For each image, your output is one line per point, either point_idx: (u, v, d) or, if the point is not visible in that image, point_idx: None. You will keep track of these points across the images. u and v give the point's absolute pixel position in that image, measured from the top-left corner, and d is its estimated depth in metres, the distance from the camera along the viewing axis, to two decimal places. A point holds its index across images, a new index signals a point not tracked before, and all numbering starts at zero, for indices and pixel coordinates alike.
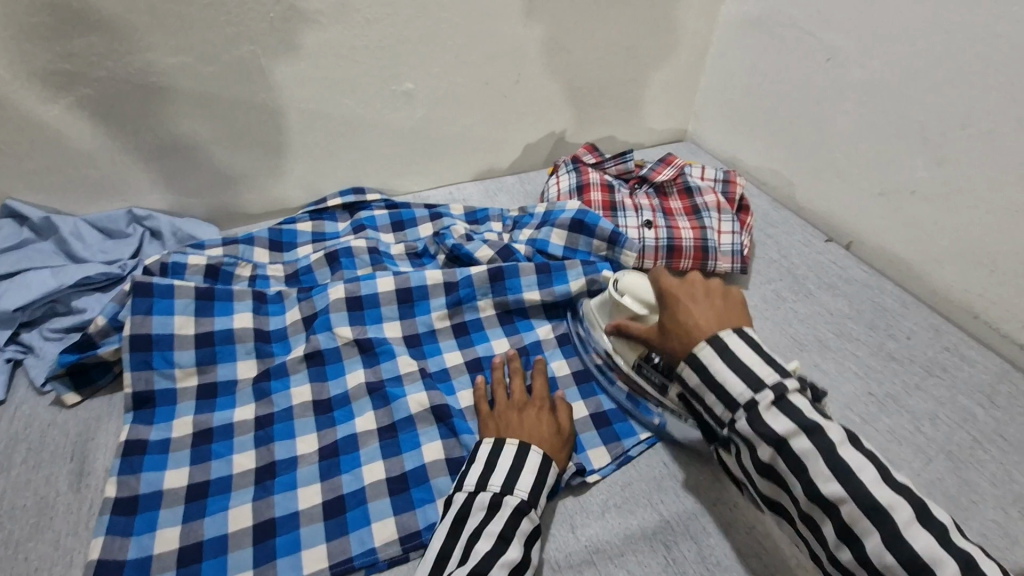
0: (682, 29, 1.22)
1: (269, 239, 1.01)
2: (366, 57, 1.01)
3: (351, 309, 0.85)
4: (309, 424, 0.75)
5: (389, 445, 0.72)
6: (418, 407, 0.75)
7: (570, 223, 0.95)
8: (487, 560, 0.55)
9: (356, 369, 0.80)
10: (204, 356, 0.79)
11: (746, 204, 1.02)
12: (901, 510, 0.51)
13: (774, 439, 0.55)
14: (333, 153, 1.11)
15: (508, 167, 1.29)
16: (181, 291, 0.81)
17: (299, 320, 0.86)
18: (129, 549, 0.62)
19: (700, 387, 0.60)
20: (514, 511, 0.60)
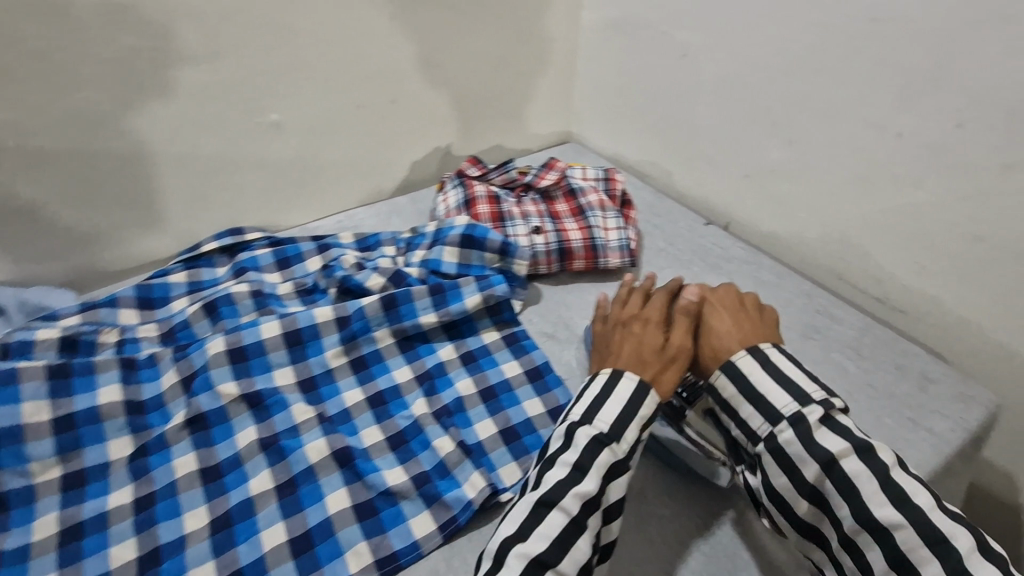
0: (549, 36, 1.25)
1: (136, 297, 0.92)
2: (221, 91, 0.95)
3: (234, 362, 0.79)
4: (198, 496, 0.69)
5: (289, 502, 0.68)
6: (318, 455, 0.71)
7: (460, 239, 0.94)
8: (556, 492, 0.59)
9: (246, 426, 0.75)
10: (66, 442, 0.71)
11: (629, 199, 1.05)
12: (963, 539, 0.54)
13: (827, 457, 0.59)
14: (201, 196, 1.03)
15: (398, 188, 1.24)
16: (28, 374, 0.73)
17: (177, 382, 0.78)
18: None
19: (736, 398, 0.66)
20: (590, 445, 0.62)
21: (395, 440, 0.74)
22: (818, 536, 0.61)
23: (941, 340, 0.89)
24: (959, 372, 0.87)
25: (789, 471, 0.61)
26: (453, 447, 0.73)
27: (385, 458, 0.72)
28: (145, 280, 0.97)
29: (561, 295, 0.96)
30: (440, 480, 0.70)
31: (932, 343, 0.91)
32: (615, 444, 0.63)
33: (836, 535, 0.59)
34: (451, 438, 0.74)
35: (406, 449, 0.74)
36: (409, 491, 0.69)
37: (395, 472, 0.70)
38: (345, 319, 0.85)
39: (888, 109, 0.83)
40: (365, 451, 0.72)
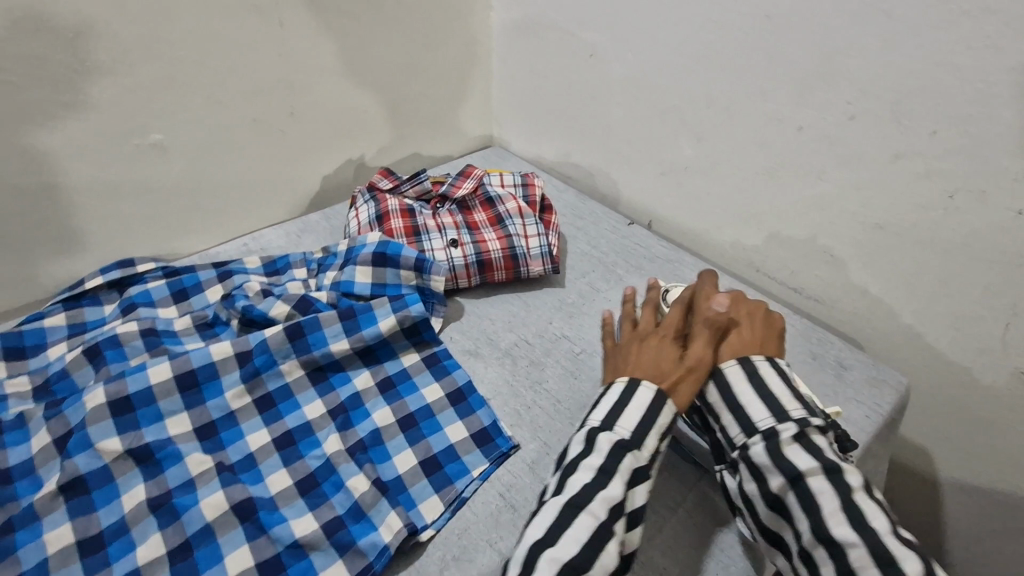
0: (459, 39, 1.21)
1: (4, 348, 0.82)
2: (88, 112, 0.86)
3: (118, 415, 0.71)
4: (76, 573, 0.61)
5: (183, 569, 0.62)
6: (215, 512, 0.65)
7: (371, 257, 0.89)
8: (586, 495, 0.59)
9: (133, 487, 0.67)
10: None
11: (549, 204, 1.03)
12: (912, 563, 0.52)
13: (793, 472, 0.59)
14: (79, 229, 0.93)
15: (309, 204, 1.17)
16: None
17: (49, 443, 0.70)
18: None
19: (719, 404, 0.67)
20: (614, 453, 0.62)
21: (306, 484, 0.69)
22: (781, 545, 0.60)
23: (854, 326, 0.92)
24: (871, 357, 0.90)
25: (756, 478, 0.61)
26: (369, 485, 0.68)
27: (294, 506, 0.67)
28: (17, 326, 0.87)
29: (482, 308, 0.93)
30: (355, 524, 0.65)
31: (846, 329, 0.93)
32: (637, 452, 0.63)
33: (794, 544, 0.58)
34: (366, 476, 0.69)
35: (318, 493, 0.68)
36: (320, 541, 0.64)
37: (304, 521, 0.65)
38: (246, 354, 0.78)
39: (788, 104, 0.84)
40: (271, 501, 0.67)
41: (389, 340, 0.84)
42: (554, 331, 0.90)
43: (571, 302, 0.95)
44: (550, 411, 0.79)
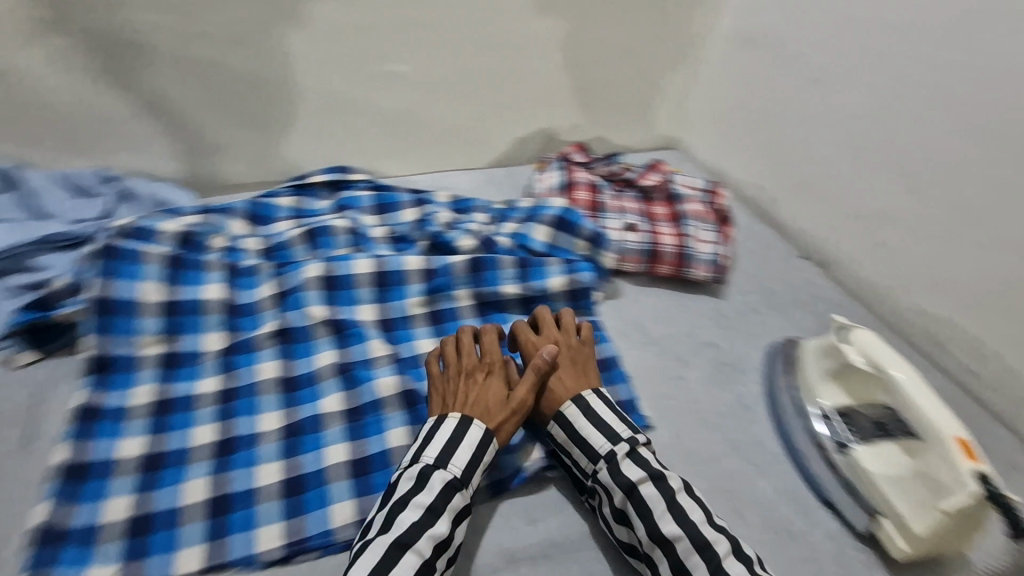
0: (679, 38, 1.24)
1: (247, 210, 0.97)
2: (360, 34, 0.97)
3: (326, 289, 0.84)
4: (274, 401, 0.74)
5: (353, 427, 0.72)
6: (386, 391, 0.75)
7: (553, 220, 0.94)
8: (412, 533, 0.56)
9: (324, 350, 0.79)
10: (172, 325, 0.78)
11: (728, 216, 1.03)
12: (722, 543, 0.58)
13: (627, 485, 0.62)
14: (322, 131, 1.06)
15: (496, 159, 1.25)
16: (149, 257, 0.80)
17: (273, 296, 0.84)
18: (74, 516, 0.60)
19: (566, 443, 0.68)
20: (445, 488, 0.60)
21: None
22: (636, 557, 0.62)
23: None
24: None
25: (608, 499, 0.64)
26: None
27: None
28: (256, 197, 1.02)
29: (639, 294, 0.96)
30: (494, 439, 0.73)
31: None
32: (466, 490, 0.62)
33: (640, 551, 0.61)
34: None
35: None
36: None
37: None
38: (430, 272, 0.88)
39: None
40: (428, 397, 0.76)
41: (551, 297, 0.90)
42: (704, 337, 0.91)
43: (726, 316, 0.95)
44: (686, 408, 0.80)
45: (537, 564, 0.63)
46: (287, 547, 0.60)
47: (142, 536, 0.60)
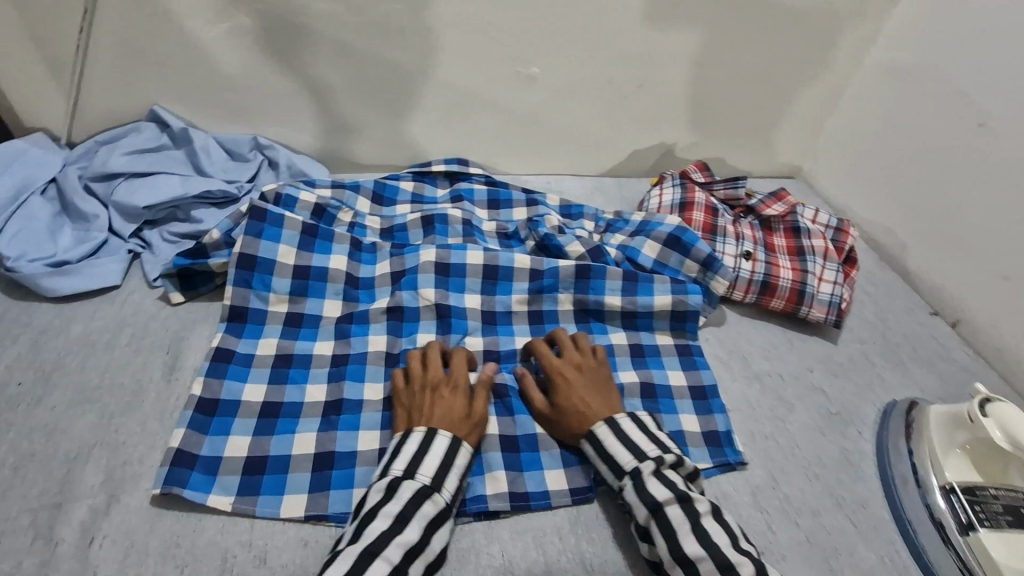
0: (824, 65, 1.17)
1: (373, 190, 1.03)
2: (501, 35, 1.00)
3: (438, 274, 0.86)
4: (379, 372, 0.77)
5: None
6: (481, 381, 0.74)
7: (666, 237, 0.93)
8: (381, 541, 0.55)
9: (428, 333, 0.82)
10: (298, 287, 0.82)
11: (854, 258, 0.97)
12: (745, 566, 0.56)
13: (651, 503, 0.60)
14: (447, 123, 1.10)
15: (608, 169, 1.25)
16: (289, 223, 0.84)
17: (388, 275, 0.87)
18: (202, 446, 0.66)
19: (596, 458, 0.66)
20: (414, 496, 0.59)
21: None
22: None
23: None
24: None
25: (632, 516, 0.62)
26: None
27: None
28: (381, 178, 1.08)
29: (744, 325, 0.92)
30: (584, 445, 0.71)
31: None
32: (438, 496, 0.60)
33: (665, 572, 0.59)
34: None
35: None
36: (552, 444, 0.71)
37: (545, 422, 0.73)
38: (538, 272, 0.88)
39: None
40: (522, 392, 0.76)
41: (655, 315, 0.87)
42: (812, 381, 0.85)
43: (840, 362, 0.89)
44: (784, 452, 0.75)
45: None
46: None
47: (257, 476, 0.65)
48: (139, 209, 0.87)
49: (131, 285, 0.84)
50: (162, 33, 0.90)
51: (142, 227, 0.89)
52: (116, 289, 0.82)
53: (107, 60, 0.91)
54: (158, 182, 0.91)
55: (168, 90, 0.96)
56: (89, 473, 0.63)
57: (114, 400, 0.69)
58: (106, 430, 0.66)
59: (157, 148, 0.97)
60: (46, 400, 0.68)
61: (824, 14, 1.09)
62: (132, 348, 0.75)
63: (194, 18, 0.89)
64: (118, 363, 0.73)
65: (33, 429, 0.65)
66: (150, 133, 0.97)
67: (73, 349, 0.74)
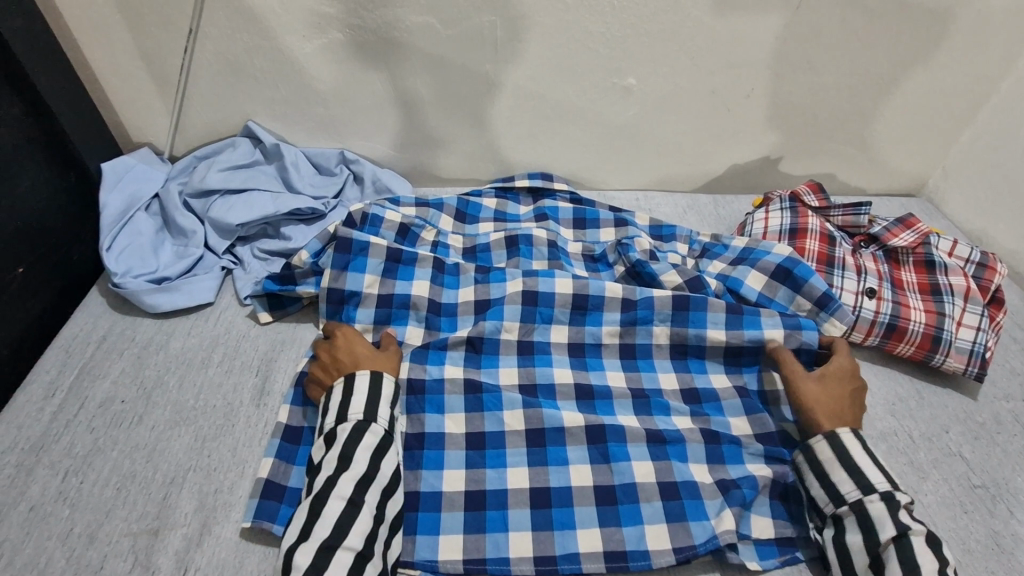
0: (966, 69, 1.03)
1: (456, 207, 1.00)
2: (599, 44, 0.93)
3: (525, 303, 0.79)
4: (459, 402, 0.72)
5: (537, 454, 0.68)
6: (571, 423, 0.70)
7: (774, 269, 0.84)
8: (329, 485, 0.57)
9: (510, 365, 0.77)
10: (381, 316, 0.79)
11: (1001, 298, 0.84)
12: None
13: (902, 528, 0.55)
14: (534, 137, 1.05)
15: (704, 184, 1.17)
16: (375, 251, 0.81)
17: (472, 303, 0.82)
18: (290, 476, 0.65)
19: (831, 463, 0.62)
20: (351, 433, 0.60)
21: (653, 433, 0.69)
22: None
23: None
24: None
25: (864, 531, 0.57)
26: (708, 479, 0.67)
27: (638, 448, 0.69)
28: (463, 194, 1.05)
29: (864, 370, 0.82)
30: (688, 498, 0.65)
31: None
32: (375, 426, 0.61)
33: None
34: (707, 471, 0.68)
35: (660, 449, 0.69)
36: (652, 495, 0.65)
37: (645, 470, 0.67)
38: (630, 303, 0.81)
39: None
40: (618, 433, 0.69)
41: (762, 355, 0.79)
42: (948, 443, 0.74)
43: (979, 420, 0.77)
44: None
45: None
46: (466, 564, 0.60)
47: None
48: (234, 226, 0.88)
49: (224, 302, 0.85)
50: (258, 50, 0.90)
51: (234, 243, 0.91)
52: (211, 306, 0.84)
53: (209, 77, 0.93)
54: (251, 198, 0.92)
55: (263, 105, 0.97)
56: (184, 499, 0.63)
57: (207, 423, 0.70)
58: (200, 454, 0.67)
59: (250, 163, 0.98)
60: (145, 419, 0.70)
61: (971, 12, 0.96)
62: (224, 369, 0.76)
63: (290, 34, 0.89)
64: (213, 383, 0.74)
65: (133, 447, 0.67)
66: (244, 148, 0.99)
67: (172, 366, 0.76)
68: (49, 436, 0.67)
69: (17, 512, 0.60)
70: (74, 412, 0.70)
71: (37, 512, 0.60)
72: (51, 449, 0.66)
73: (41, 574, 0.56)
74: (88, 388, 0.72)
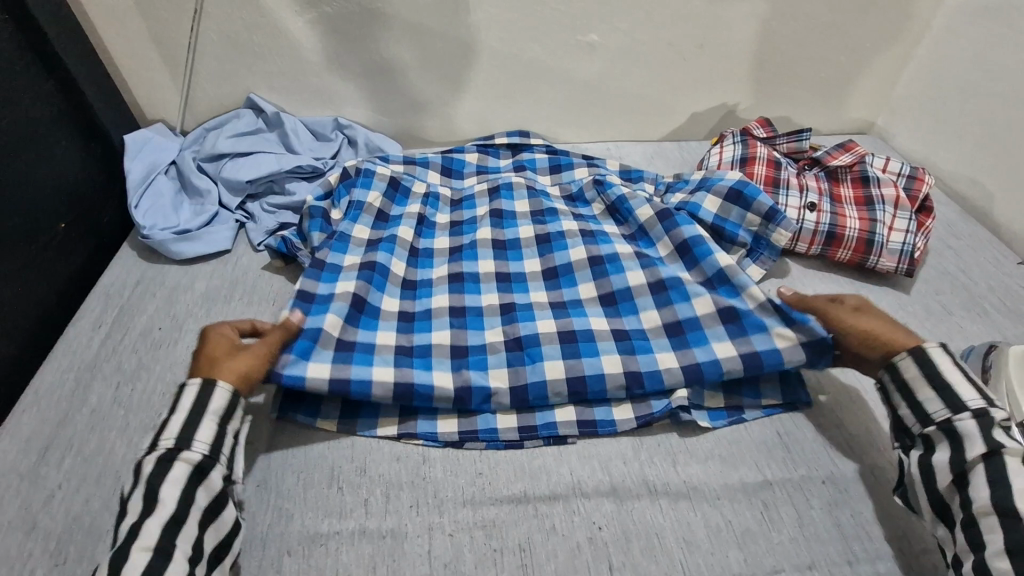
0: (899, 9, 1.13)
1: (442, 165, 1.07)
2: (561, 4, 1.04)
3: (496, 248, 0.90)
4: (445, 323, 0.79)
5: (516, 355, 0.76)
6: (545, 329, 0.78)
7: (727, 192, 0.92)
8: (131, 535, 0.52)
9: (491, 292, 0.84)
10: (352, 318, 0.76)
11: (930, 206, 0.94)
12: None
13: (994, 444, 0.57)
14: (510, 96, 1.16)
15: (669, 134, 1.27)
16: (348, 268, 0.82)
17: (446, 248, 0.91)
18: (290, 361, 0.69)
19: (917, 381, 0.63)
20: (155, 467, 0.56)
21: (618, 333, 0.78)
22: (948, 521, 0.58)
23: None
24: None
25: (953, 448, 0.59)
26: (675, 364, 0.74)
27: (606, 343, 0.77)
28: (447, 152, 1.11)
29: (809, 275, 0.93)
30: (651, 384, 0.73)
31: None
32: (188, 454, 0.57)
33: (961, 512, 0.57)
34: (674, 358, 0.75)
35: (627, 343, 0.77)
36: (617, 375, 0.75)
37: (612, 362, 0.74)
38: (589, 233, 0.91)
39: None
40: (588, 334, 0.77)
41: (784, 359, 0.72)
42: None
43: (909, 310, 0.88)
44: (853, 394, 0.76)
45: (677, 500, 0.65)
46: (461, 434, 0.70)
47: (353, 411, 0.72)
48: (244, 183, 1.00)
49: (240, 249, 0.95)
50: (255, 26, 1.01)
51: (244, 201, 1.01)
52: (228, 253, 0.95)
53: (213, 53, 1.03)
54: (257, 160, 1.03)
55: (263, 79, 1.08)
56: None
57: None
58: None
59: (254, 131, 1.09)
60: (182, 341, 0.81)
61: None
62: (245, 301, 0.87)
63: (284, 10, 0.99)
64: (237, 312, 0.85)
65: (173, 363, 0.78)
66: (248, 119, 1.09)
67: (200, 301, 0.87)
68: (100, 358, 0.78)
69: (82, 414, 0.71)
70: (120, 338, 0.81)
71: (98, 413, 0.71)
72: (104, 367, 0.77)
73: (107, 456, 0.67)
74: (129, 321, 0.83)
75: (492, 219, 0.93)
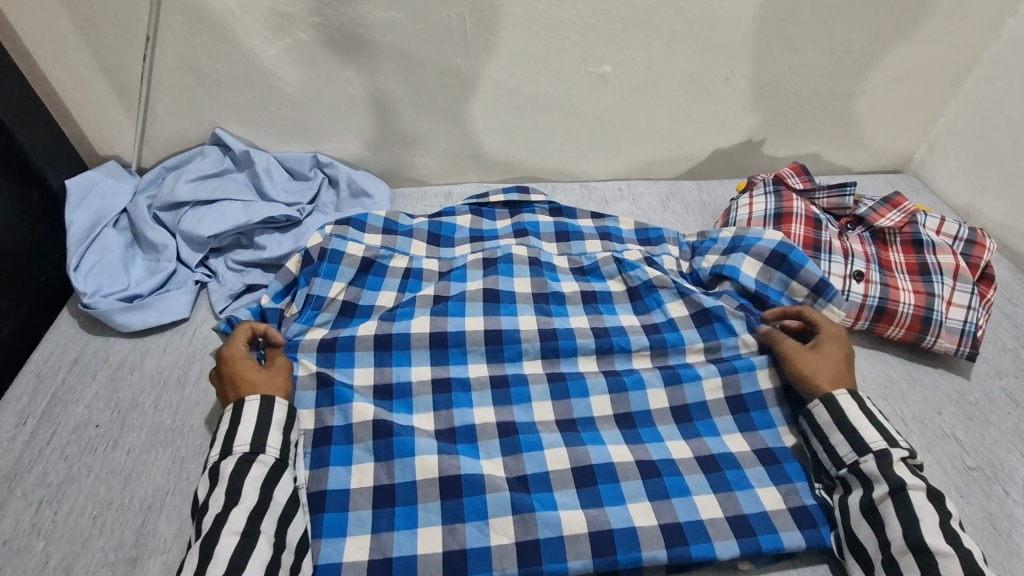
0: (949, 40, 1.00)
1: (428, 231, 0.92)
2: (572, 33, 0.91)
3: (488, 345, 0.76)
4: (431, 445, 0.66)
5: (522, 498, 0.63)
6: (557, 465, 0.66)
7: (769, 254, 0.80)
8: None
9: (485, 406, 0.72)
10: (317, 459, 0.65)
11: (991, 274, 0.83)
12: None
13: (896, 483, 0.57)
14: (512, 129, 1.03)
15: (688, 171, 1.15)
16: (304, 382, 0.70)
17: (425, 335, 0.75)
18: (327, 480, 0.64)
19: (854, 416, 0.62)
20: (236, 468, 0.57)
21: (646, 470, 0.66)
22: (870, 567, 0.57)
23: None
24: None
25: (863, 489, 0.59)
26: (719, 515, 0.62)
27: (632, 486, 0.65)
28: (437, 212, 0.97)
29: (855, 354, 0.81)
30: (695, 545, 0.60)
31: None
32: (263, 457, 0.58)
33: (881, 556, 0.56)
34: (717, 504, 0.63)
35: (658, 484, 0.65)
36: (631, 476, 0.65)
37: (642, 512, 0.62)
38: (603, 331, 0.79)
39: None
40: (610, 473, 0.65)
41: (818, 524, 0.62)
42: (942, 425, 0.73)
43: (971, 399, 0.76)
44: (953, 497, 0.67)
45: None
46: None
47: (318, 514, 0.61)
48: (205, 238, 0.86)
49: (199, 317, 0.83)
50: (219, 55, 0.87)
51: (207, 256, 0.88)
52: (186, 321, 0.82)
53: (172, 85, 0.90)
54: (221, 209, 0.89)
55: (229, 112, 0.94)
56: (163, 524, 0.61)
57: (184, 444, 0.68)
58: (177, 478, 0.65)
59: (220, 172, 0.95)
60: (120, 443, 0.68)
61: None
62: (201, 387, 0.74)
63: (252, 36, 0.86)
64: (189, 402, 0.72)
65: (110, 472, 0.65)
66: (213, 157, 0.96)
67: (147, 386, 0.74)
68: (22, 466, 0.65)
69: None
70: (47, 439, 0.68)
71: (10, 547, 0.59)
72: (25, 479, 0.64)
73: None
74: (60, 414, 0.70)
75: (487, 304, 0.79)
